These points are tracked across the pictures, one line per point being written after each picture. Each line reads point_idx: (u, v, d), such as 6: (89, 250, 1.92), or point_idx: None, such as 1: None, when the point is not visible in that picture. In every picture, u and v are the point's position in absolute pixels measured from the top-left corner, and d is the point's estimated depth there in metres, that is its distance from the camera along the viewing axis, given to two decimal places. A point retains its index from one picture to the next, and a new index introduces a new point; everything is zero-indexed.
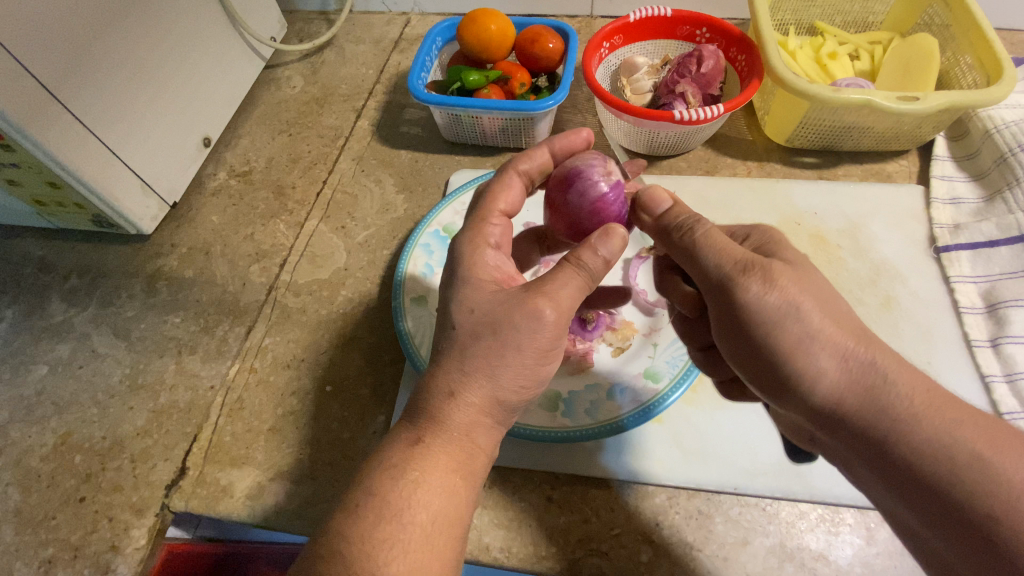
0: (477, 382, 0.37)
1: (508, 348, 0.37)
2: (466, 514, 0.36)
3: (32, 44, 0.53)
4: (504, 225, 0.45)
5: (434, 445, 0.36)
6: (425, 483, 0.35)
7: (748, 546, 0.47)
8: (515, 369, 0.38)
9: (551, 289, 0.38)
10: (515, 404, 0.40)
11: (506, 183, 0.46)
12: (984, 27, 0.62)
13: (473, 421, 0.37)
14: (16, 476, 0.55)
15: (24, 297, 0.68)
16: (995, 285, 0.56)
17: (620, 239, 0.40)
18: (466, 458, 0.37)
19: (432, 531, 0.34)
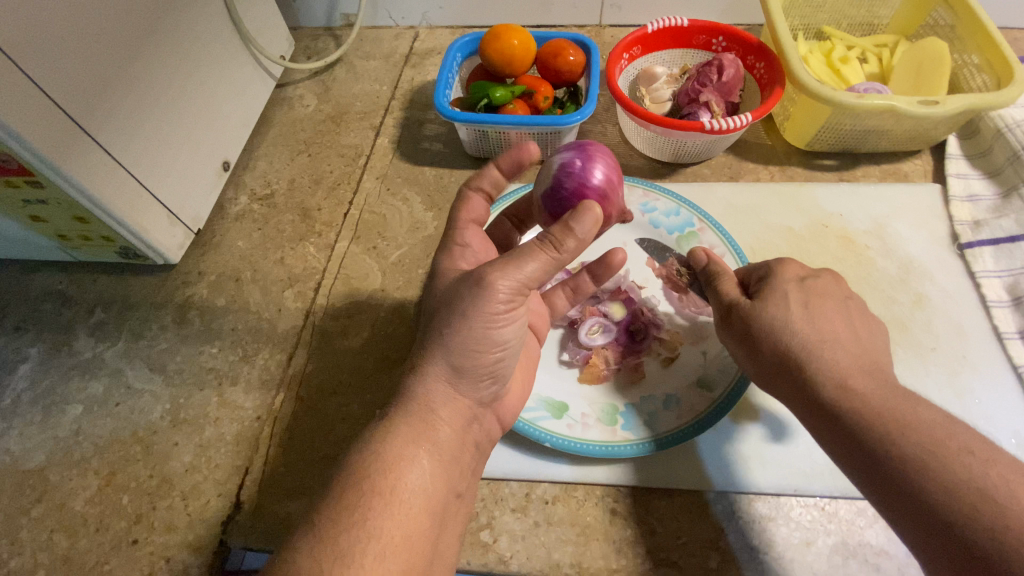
0: (433, 355, 0.41)
1: (455, 316, 0.40)
2: (435, 487, 0.39)
3: (59, 72, 0.50)
4: (473, 232, 0.50)
5: (399, 419, 0.40)
6: (386, 454, 0.38)
7: (812, 546, 0.48)
8: (462, 336, 0.40)
9: (497, 263, 0.41)
10: (475, 373, 0.42)
11: (466, 196, 0.50)
12: (991, 30, 0.64)
13: (431, 391, 0.41)
14: (62, 521, 0.54)
15: (46, 334, 0.65)
16: (1019, 277, 0.58)
17: (592, 216, 0.41)
18: (428, 429, 0.40)
19: (395, 500, 0.36)
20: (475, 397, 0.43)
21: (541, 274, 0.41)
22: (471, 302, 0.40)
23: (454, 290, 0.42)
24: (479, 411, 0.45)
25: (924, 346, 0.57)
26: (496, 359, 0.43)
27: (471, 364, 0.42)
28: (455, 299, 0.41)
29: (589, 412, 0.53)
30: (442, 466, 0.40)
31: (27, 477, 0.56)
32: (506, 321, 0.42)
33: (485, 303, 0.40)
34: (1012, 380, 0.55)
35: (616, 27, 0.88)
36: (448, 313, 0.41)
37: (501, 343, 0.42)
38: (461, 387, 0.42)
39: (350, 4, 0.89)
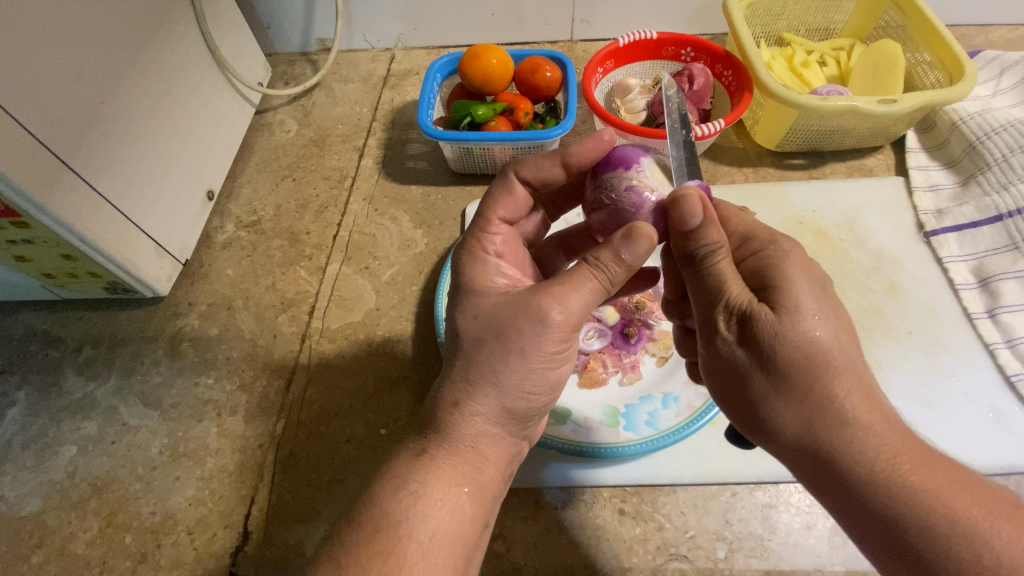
0: (482, 392, 0.39)
1: (511, 354, 0.38)
2: (472, 528, 0.37)
3: (37, 109, 0.49)
4: (507, 232, 0.46)
5: (440, 455, 0.38)
6: (427, 496, 0.36)
7: (813, 529, 0.50)
8: (518, 376, 0.39)
9: (553, 290, 0.38)
10: (524, 412, 0.41)
11: (508, 193, 0.46)
12: (941, 30, 0.69)
13: (479, 431, 0.39)
14: (64, 566, 0.53)
15: (34, 375, 0.64)
16: (983, 260, 0.62)
17: (644, 239, 0.37)
18: (474, 471, 0.39)
19: (431, 546, 0.35)
20: (519, 436, 0.42)
21: (591, 304, 0.39)
22: (529, 338, 0.38)
23: (505, 317, 0.39)
24: (519, 447, 0.44)
25: (901, 330, 0.60)
26: (543, 402, 0.42)
27: (522, 406, 0.40)
28: (510, 332, 0.38)
29: (592, 415, 0.54)
30: (481, 508, 0.39)
31: (24, 524, 0.55)
32: (560, 361, 0.41)
33: (551, 338, 0.38)
34: (985, 357, 0.58)
35: (588, 40, 0.91)
36: (501, 349, 0.38)
37: (553, 386, 0.41)
38: (507, 428, 0.41)
39: (325, 29, 0.89)
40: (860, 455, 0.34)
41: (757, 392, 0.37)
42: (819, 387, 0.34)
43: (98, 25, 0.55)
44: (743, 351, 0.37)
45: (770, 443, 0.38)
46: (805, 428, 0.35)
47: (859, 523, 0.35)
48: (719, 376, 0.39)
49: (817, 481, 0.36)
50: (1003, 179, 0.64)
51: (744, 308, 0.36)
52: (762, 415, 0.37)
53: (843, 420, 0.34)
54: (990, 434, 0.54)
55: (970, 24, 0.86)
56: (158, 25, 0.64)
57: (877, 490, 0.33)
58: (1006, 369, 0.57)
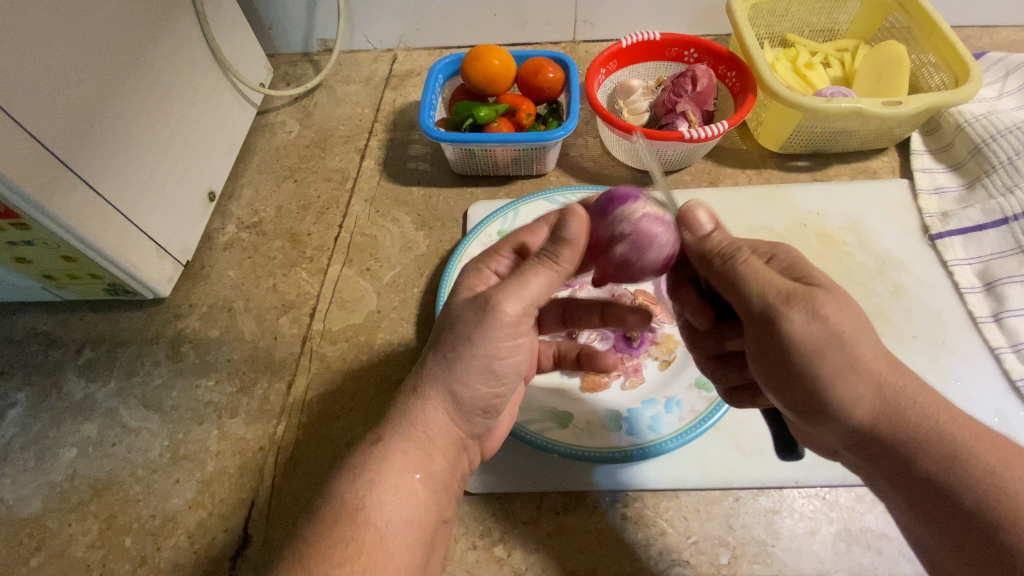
0: (434, 380, 0.39)
1: (461, 343, 0.38)
2: (427, 514, 0.38)
3: (38, 111, 0.49)
4: (516, 261, 0.44)
5: (393, 440, 0.38)
6: (382, 482, 0.36)
7: (816, 535, 0.49)
8: (472, 367, 0.39)
9: (505, 282, 0.38)
10: (478, 400, 0.41)
11: (534, 225, 0.45)
12: (946, 31, 0.69)
13: (429, 419, 0.39)
14: (63, 568, 0.53)
15: (34, 376, 0.64)
16: (988, 263, 0.62)
17: (574, 218, 0.37)
18: (425, 458, 0.39)
19: (388, 533, 0.35)
20: (468, 427, 0.42)
21: (540, 290, 0.38)
22: (482, 330, 0.38)
23: (460, 309, 0.39)
24: (468, 440, 0.43)
25: (906, 334, 0.60)
26: (496, 393, 0.42)
27: (471, 397, 0.40)
28: (462, 320, 0.39)
29: (594, 419, 0.54)
30: (434, 494, 0.39)
31: (23, 526, 0.55)
32: (514, 351, 0.40)
33: (502, 330, 0.38)
34: (990, 361, 0.58)
35: (590, 41, 0.91)
36: (453, 335, 0.39)
37: (505, 381, 0.41)
38: (456, 417, 0.41)
39: (327, 29, 0.89)
40: (925, 426, 0.33)
41: (832, 372, 0.34)
42: (873, 362, 0.34)
43: (98, 26, 0.55)
44: (817, 330, 0.33)
45: (832, 424, 0.36)
46: (873, 401, 0.34)
47: (928, 500, 0.33)
48: (774, 365, 0.36)
49: (872, 456, 0.35)
50: (1008, 182, 0.64)
51: (799, 289, 0.34)
52: (831, 395, 0.34)
53: (904, 393, 0.34)
54: None
55: (975, 25, 0.85)
56: (159, 26, 0.63)
57: (944, 461, 0.33)
58: (1012, 373, 0.56)
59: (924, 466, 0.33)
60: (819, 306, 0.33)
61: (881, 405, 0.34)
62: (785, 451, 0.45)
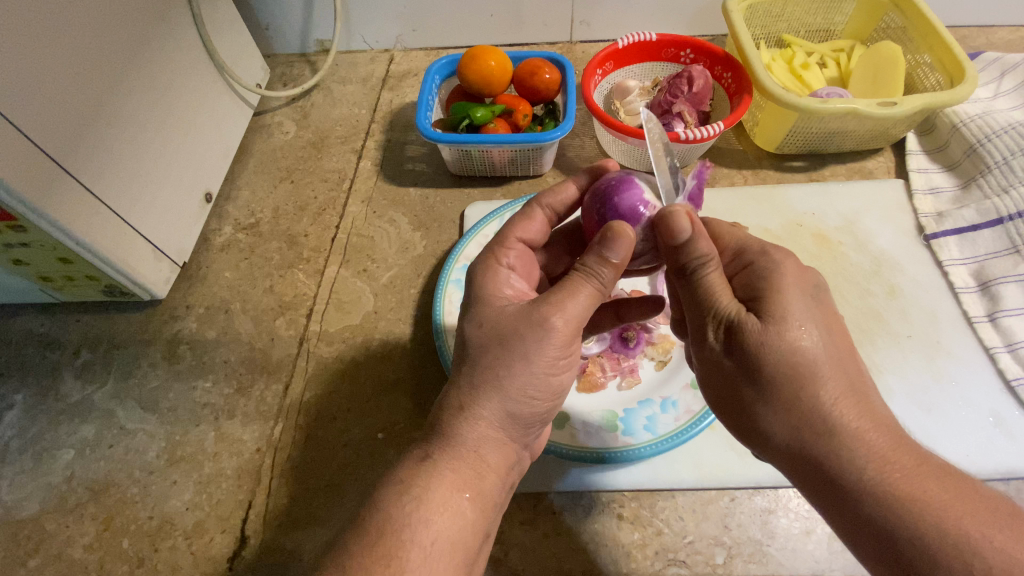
0: (485, 398, 0.38)
1: (514, 360, 0.38)
2: (473, 534, 0.37)
3: (34, 113, 0.49)
4: (521, 249, 0.46)
5: (442, 460, 0.37)
6: (430, 501, 0.36)
7: (812, 535, 0.49)
8: (521, 380, 0.38)
9: (548, 299, 0.39)
10: (528, 419, 0.40)
11: (527, 213, 0.48)
12: (941, 32, 0.69)
13: (481, 436, 0.38)
14: (61, 570, 0.53)
15: (32, 378, 0.64)
16: (983, 263, 0.62)
17: (625, 241, 0.37)
18: (475, 477, 0.38)
19: (433, 551, 0.34)
20: (520, 443, 0.41)
21: (587, 309, 0.39)
22: (532, 344, 0.38)
23: (510, 325, 0.39)
24: (520, 456, 0.42)
25: (900, 333, 0.60)
26: (546, 409, 0.41)
27: (526, 412, 0.40)
28: (514, 338, 0.38)
29: (591, 419, 0.54)
30: (483, 514, 0.38)
31: (21, 528, 0.55)
32: (563, 367, 0.40)
33: (552, 344, 0.38)
34: (984, 361, 0.58)
35: (587, 41, 0.91)
36: (505, 355, 0.38)
37: (555, 393, 0.41)
38: (510, 432, 0.40)
39: (324, 29, 0.89)
40: (849, 462, 0.34)
41: (746, 402, 0.36)
42: (803, 397, 0.34)
43: (94, 27, 0.55)
44: (730, 359, 0.37)
45: (762, 449, 0.38)
46: (794, 435, 0.35)
47: (842, 522, 0.35)
48: (708, 384, 0.39)
49: (805, 486, 0.36)
50: (1004, 182, 0.64)
51: (731, 318, 0.36)
52: (753, 422, 0.37)
53: (832, 427, 0.34)
54: (990, 439, 0.54)
55: (971, 25, 0.85)
56: (155, 28, 0.63)
57: (867, 498, 0.33)
58: (1006, 373, 0.56)
59: (838, 495, 0.34)
60: (742, 341, 0.35)
61: (803, 439, 0.35)
62: None
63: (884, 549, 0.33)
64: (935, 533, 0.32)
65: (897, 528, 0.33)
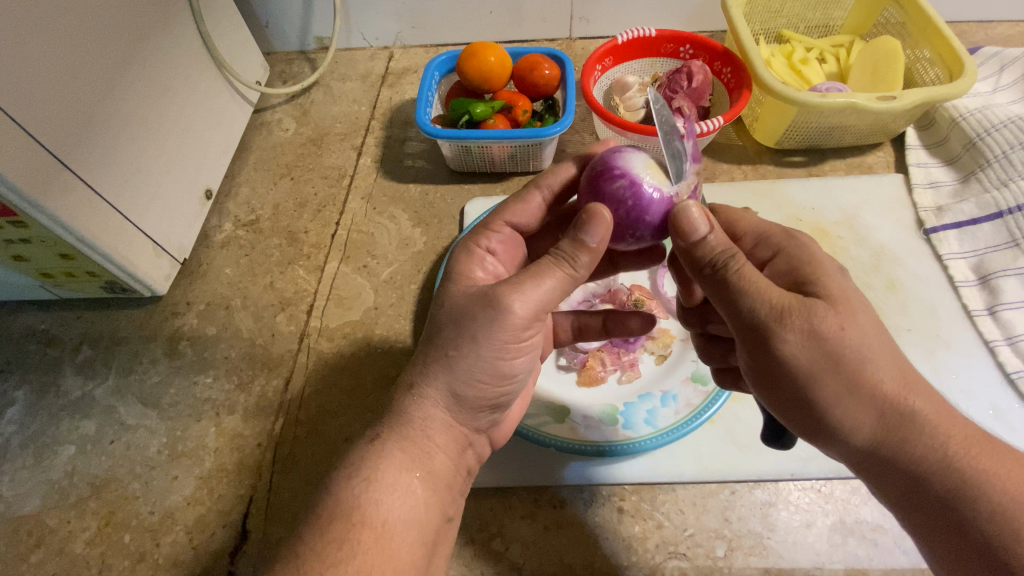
0: (434, 377, 0.39)
1: (463, 339, 0.38)
2: (428, 516, 0.37)
3: (35, 109, 0.49)
4: (507, 234, 0.46)
5: (391, 440, 0.38)
6: (379, 482, 0.36)
7: (812, 527, 0.50)
8: (471, 362, 0.38)
9: (513, 281, 0.38)
10: (478, 402, 0.40)
11: (522, 195, 0.47)
12: (940, 26, 0.69)
13: (428, 415, 0.39)
14: (62, 565, 0.53)
15: (32, 375, 0.64)
16: (983, 257, 0.62)
17: (601, 224, 0.36)
18: (425, 457, 0.38)
19: (385, 532, 0.35)
20: (472, 426, 0.42)
21: (558, 293, 0.39)
22: (482, 324, 0.37)
23: (465, 305, 0.39)
24: (473, 439, 0.43)
25: (901, 327, 0.60)
26: (501, 392, 0.41)
27: (476, 394, 0.40)
28: (466, 319, 0.38)
29: (590, 413, 0.54)
30: (436, 495, 0.38)
31: (22, 523, 0.55)
32: (518, 352, 0.40)
33: (505, 325, 0.37)
34: (985, 355, 0.58)
35: (587, 38, 0.91)
36: (455, 334, 0.38)
37: (507, 376, 0.40)
38: (460, 414, 0.40)
39: (324, 26, 0.89)
40: (929, 443, 0.34)
41: (828, 397, 0.35)
42: (880, 382, 0.34)
43: (94, 23, 0.55)
44: (807, 352, 0.34)
45: (836, 446, 0.37)
46: (880, 424, 0.34)
47: (915, 508, 0.35)
48: (769, 383, 0.37)
49: (879, 478, 0.36)
50: (1004, 175, 0.64)
51: (794, 306, 0.35)
52: (833, 418, 0.35)
53: (911, 411, 0.34)
54: (990, 432, 0.54)
55: (971, 20, 0.85)
56: (155, 25, 0.63)
57: (948, 476, 0.34)
58: (1006, 366, 0.56)
59: (926, 482, 0.34)
60: (814, 327, 0.34)
61: (886, 427, 0.34)
62: (771, 446, 0.48)
63: (963, 530, 0.34)
64: (1016, 504, 0.33)
65: (977, 506, 0.33)
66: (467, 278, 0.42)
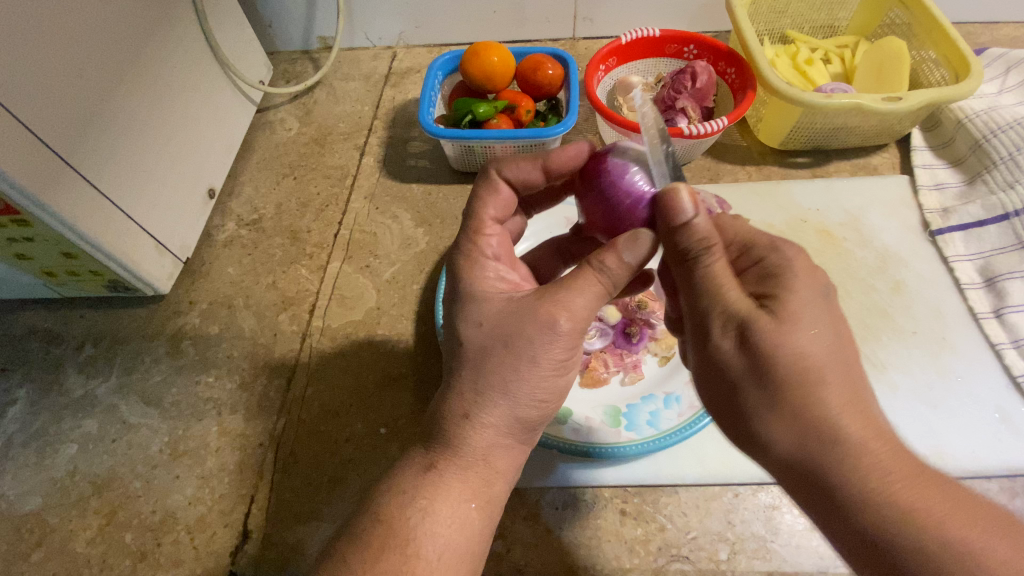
0: (491, 403, 0.38)
1: (521, 363, 0.38)
2: (482, 542, 0.37)
3: (37, 107, 0.49)
4: (500, 233, 0.45)
5: (448, 470, 0.37)
6: (435, 513, 0.36)
7: (816, 531, 0.49)
8: (527, 385, 0.38)
9: (558, 296, 0.38)
10: (534, 420, 0.40)
11: (492, 190, 0.45)
12: (946, 27, 0.69)
13: (489, 444, 0.38)
14: (63, 564, 0.53)
15: (34, 374, 0.64)
16: (989, 259, 0.62)
17: (642, 242, 0.37)
18: (484, 485, 0.38)
19: (440, 564, 0.35)
20: (527, 445, 0.41)
21: (598, 308, 0.39)
22: (536, 345, 0.37)
23: (515, 324, 0.38)
24: (526, 458, 0.42)
25: (906, 329, 0.60)
26: (551, 411, 0.41)
27: (532, 415, 0.40)
28: (519, 341, 0.37)
29: (594, 415, 0.54)
30: (492, 522, 0.38)
31: (24, 522, 0.55)
32: (565, 369, 0.40)
33: (555, 345, 0.38)
34: (991, 358, 0.57)
35: (590, 38, 0.90)
36: (512, 359, 0.38)
37: (559, 393, 0.41)
38: (516, 438, 0.40)
39: (326, 26, 0.89)
40: (848, 471, 0.33)
41: (748, 405, 0.35)
42: (812, 402, 0.33)
43: (97, 22, 0.55)
44: (742, 358, 0.35)
45: (760, 456, 0.36)
46: (797, 443, 0.34)
47: (838, 533, 0.34)
48: (710, 383, 0.38)
49: (801, 497, 0.35)
50: (1010, 177, 0.64)
51: (742, 315, 0.35)
52: (755, 426, 0.35)
53: (835, 438, 0.33)
54: (996, 435, 0.53)
55: (976, 21, 0.85)
56: (159, 24, 0.63)
57: (869, 510, 0.32)
58: (1012, 369, 0.56)
59: (845, 510, 0.33)
60: (747, 338, 0.34)
61: (804, 446, 0.34)
62: None
63: (877, 562, 0.32)
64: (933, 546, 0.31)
65: (892, 543, 0.32)
66: (494, 292, 0.41)
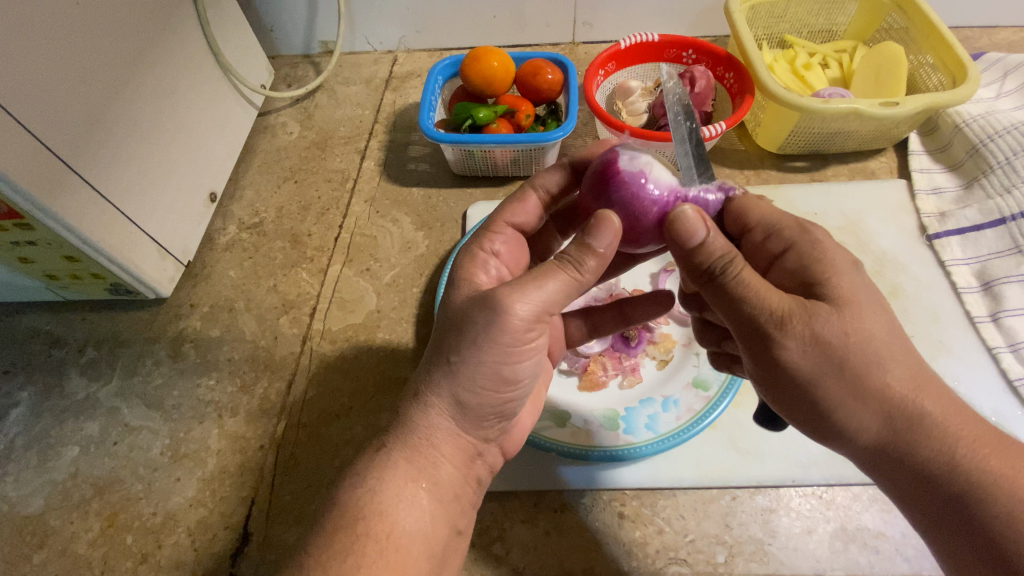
0: (438, 384, 0.38)
1: (465, 344, 0.37)
2: (435, 527, 0.38)
3: (41, 113, 0.50)
4: (509, 234, 0.46)
5: (396, 450, 0.39)
6: (382, 493, 0.37)
7: (813, 534, 0.49)
8: (472, 368, 0.38)
9: (516, 284, 0.38)
10: (487, 405, 0.40)
11: (519, 196, 0.47)
12: (943, 32, 0.69)
13: (433, 424, 0.39)
14: (65, 566, 0.53)
15: (37, 376, 0.65)
16: (985, 263, 0.62)
17: (608, 229, 0.36)
18: (429, 466, 0.39)
19: (390, 544, 0.35)
20: (478, 434, 0.41)
21: (562, 296, 0.38)
22: (484, 328, 0.37)
23: (467, 309, 0.38)
24: (483, 446, 0.43)
25: (904, 333, 0.60)
26: (508, 398, 0.41)
27: (479, 400, 0.39)
28: (467, 323, 0.38)
29: (592, 418, 0.55)
30: (442, 505, 0.39)
31: (26, 524, 0.56)
32: (522, 356, 0.39)
33: (505, 328, 0.37)
34: (988, 361, 0.58)
35: (590, 43, 0.91)
36: (459, 339, 0.38)
37: (512, 380, 0.40)
38: (465, 422, 0.40)
39: (327, 31, 0.90)
40: (937, 443, 0.35)
41: (833, 401, 0.35)
42: (891, 387, 0.34)
43: (100, 29, 0.56)
44: (808, 359, 0.34)
45: (843, 445, 0.37)
46: (886, 426, 0.35)
47: (919, 501, 0.37)
48: (775, 388, 0.38)
49: (885, 474, 0.37)
50: (1006, 182, 0.64)
51: (801, 312, 0.34)
52: (839, 420, 0.36)
53: (916, 416, 0.35)
54: None
55: (975, 26, 0.85)
56: (161, 30, 0.64)
57: (960, 478, 0.35)
58: (1009, 373, 0.56)
59: (932, 481, 0.35)
60: (818, 333, 0.34)
61: (892, 427, 0.35)
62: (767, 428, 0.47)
63: (961, 524, 0.35)
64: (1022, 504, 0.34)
65: (978, 505, 0.35)
66: (468, 282, 0.41)
